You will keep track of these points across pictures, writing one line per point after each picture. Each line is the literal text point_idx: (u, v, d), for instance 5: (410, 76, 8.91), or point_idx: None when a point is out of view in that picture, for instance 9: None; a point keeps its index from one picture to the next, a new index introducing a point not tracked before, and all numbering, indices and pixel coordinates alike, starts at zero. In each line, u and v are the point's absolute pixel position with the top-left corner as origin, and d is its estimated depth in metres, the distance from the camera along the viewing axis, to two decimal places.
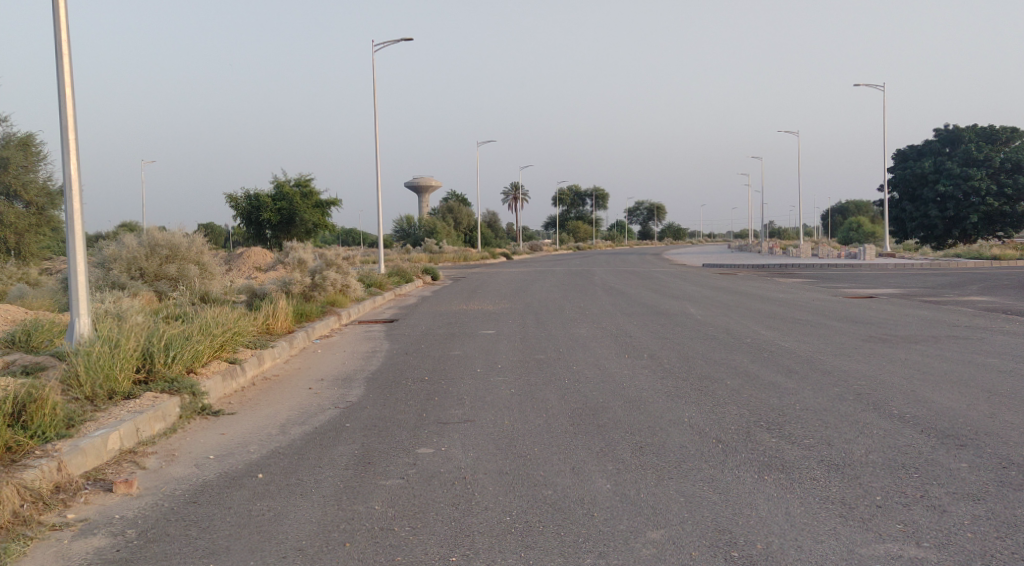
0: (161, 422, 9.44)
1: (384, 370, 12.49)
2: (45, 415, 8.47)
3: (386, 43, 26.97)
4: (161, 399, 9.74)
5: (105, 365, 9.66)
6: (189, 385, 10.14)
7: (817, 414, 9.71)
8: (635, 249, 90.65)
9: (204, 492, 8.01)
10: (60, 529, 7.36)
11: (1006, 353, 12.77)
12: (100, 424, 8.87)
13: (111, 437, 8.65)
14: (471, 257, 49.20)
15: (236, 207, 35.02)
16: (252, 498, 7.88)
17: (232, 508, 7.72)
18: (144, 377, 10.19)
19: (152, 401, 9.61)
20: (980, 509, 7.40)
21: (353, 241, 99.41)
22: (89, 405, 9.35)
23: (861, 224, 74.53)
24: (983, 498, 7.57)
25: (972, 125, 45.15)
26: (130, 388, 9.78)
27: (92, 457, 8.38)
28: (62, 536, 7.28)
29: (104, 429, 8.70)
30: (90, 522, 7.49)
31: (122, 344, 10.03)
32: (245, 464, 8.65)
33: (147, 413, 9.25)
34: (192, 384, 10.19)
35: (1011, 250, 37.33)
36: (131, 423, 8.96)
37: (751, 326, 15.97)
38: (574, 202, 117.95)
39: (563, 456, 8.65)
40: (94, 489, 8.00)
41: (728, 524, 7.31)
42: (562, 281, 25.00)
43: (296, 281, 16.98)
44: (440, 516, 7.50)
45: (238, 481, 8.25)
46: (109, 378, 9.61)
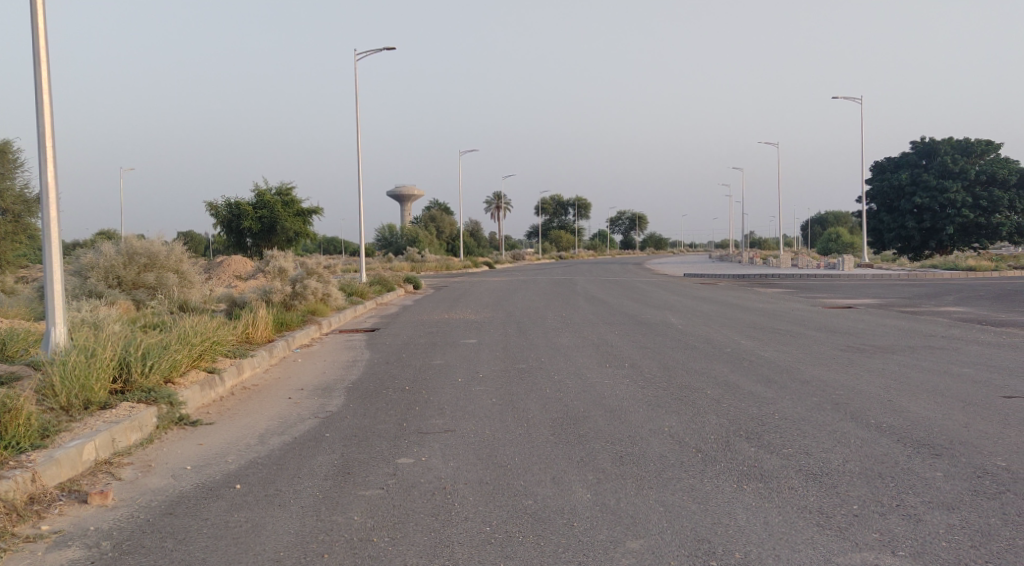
0: (138, 432, 9.33)
1: (365, 380, 12.42)
2: (19, 425, 8.37)
3: (368, 51, 27.27)
4: (138, 409, 9.63)
5: (81, 374, 9.49)
6: (167, 395, 10.04)
7: (796, 423, 9.77)
8: (622, 256, 91.14)
9: (180, 503, 7.92)
10: (34, 541, 7.26)
11: (980, 362, 12.94)
12: (74, 434, 8.74)
13: (86, 448, 8.54)
14: (455, 266, 49.21)
15: (216, 215, 34.81)
16: (229, 510, 7.80)
17: (209, 519, 7.63)
18: (121, 387, 10.03)
19: (128, 411, 9.49)
20: (955, 518, 7.43)
21: (336, 249, 99.18)
22: (64, 415, 9.18)
23: (840, 233, 74.93)
24: (958, 508, 7.60)
25: (948, 138, 45.52)
26: (105, 398, 9.63)
27: (67, 468, 8.26)
28: (36, 548, 7.18)
29: (79, 440, 8.57)
30: (65, 533, 7.39)
31: (99, 352, 9.88)
32: (223, 475, 8.53)
33: (123, 422, 9.15)
34: (170, 393, 10.09)
35: (971, 258, 40.00)
36: (107, 433, 8.86)
37: (731, 336, 16.03)
38: (561, 211, 118.59)
39: (542, 466, 8.61)
40: (69, 501, 7.89)
41: (707, 533, 7.31)
42: (541, 291, 25.04)
43: (278, 290, 17.01)
44: (419, 526, 7.47)
45: (215, 492, 8.16)
46: (85, 388, 9.46)
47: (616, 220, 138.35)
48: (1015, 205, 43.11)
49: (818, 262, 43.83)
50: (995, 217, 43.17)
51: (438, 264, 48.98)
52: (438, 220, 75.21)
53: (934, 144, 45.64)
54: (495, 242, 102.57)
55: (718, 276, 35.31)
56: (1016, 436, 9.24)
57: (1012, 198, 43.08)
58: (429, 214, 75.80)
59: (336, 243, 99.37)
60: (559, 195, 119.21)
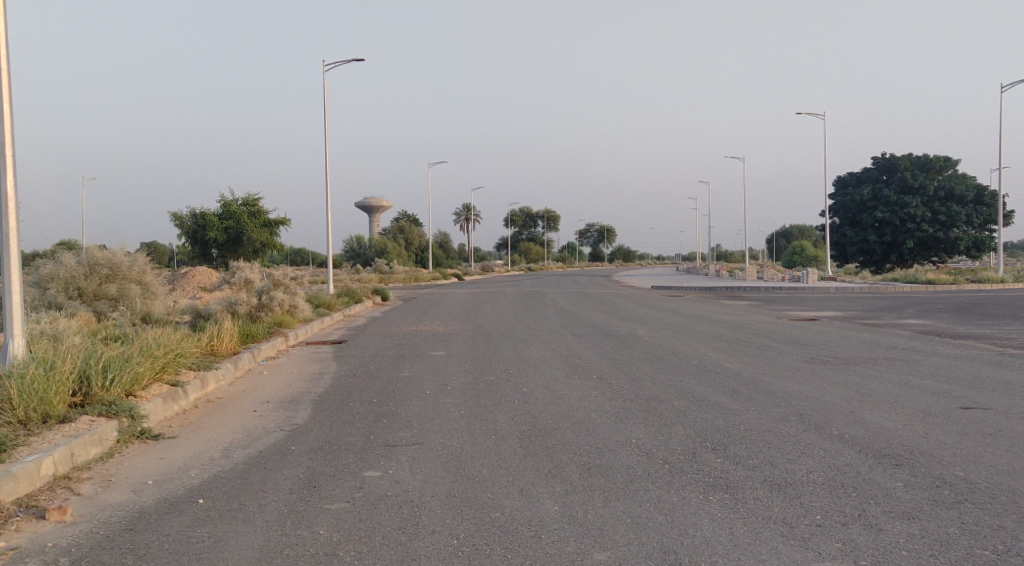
0: (97, 446, 8.97)
1: (331, 392, 12.18)
2: None
3: (339, 62, 27.14)
4: (98, 423, 9.25)
5: (40, 387, 9.15)
6: (128, 408, 9.64)
7: (761, 434, 9.58)
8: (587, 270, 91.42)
9: (141, 518, 7.70)
10: None
11: (941, 374, 12.94)
12: (33, 448, 8.45)
13: (44, 463, 8.24)
14: (422, 278, 49.13)
15: (180, 226, 34.48)
16: (191, 525, 7.59)
17: (170, 535, 7.44)
18: (80, 400, 9.63)
19: (88, 425, 9.12)
20: (915, 528, 7.29)
21: (302, 260, 98.71)
22: (22, 429, 8.84)
23: (801, 248, 75.25)
24: (918, 517, 7.45)
25: (908, 154, 46.33)
26: (65, 412, 9.26)
27: (24, 483, 7.99)
28: None
29: (37, 454, 8.29)
30: (21, 550, 7.17)
31: (58, 366, 9.50)
32: (185, 489, 8.28)
33: (83, 436, 8.81)
34: (132, 406, 9.69)
35: (946, 273, 39.25)
36: (66, 447, 8.54)
37: (698, 348, 16.03)
38: (526, 224, 118.83)
39: (512, 478, 8.44)
40: (26, 516, 7.63)
41: (674, 544, 7.18)
42: (512, 302, 24.92)
43: (242, 302, 16.74)
44: (386, 539, 7.33)
45: (177, 507, 7.92)
46: (43, 401, 9.10)
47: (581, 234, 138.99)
48: (973, 220, 44.19)
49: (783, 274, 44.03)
50: (953, 231, 44.15)
51: (404, 275, 48.80)
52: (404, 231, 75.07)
53: (895, 160, 46.42)
54: (462, 254, 102.61)
55: (685, 289, 35.55)
56: (976, 445, 9.01)
57: (970, 213, 44.15)
58: (395, 227, 75.65)
59: (303, 254, 98.95)
60: (526, 208, 119.98)
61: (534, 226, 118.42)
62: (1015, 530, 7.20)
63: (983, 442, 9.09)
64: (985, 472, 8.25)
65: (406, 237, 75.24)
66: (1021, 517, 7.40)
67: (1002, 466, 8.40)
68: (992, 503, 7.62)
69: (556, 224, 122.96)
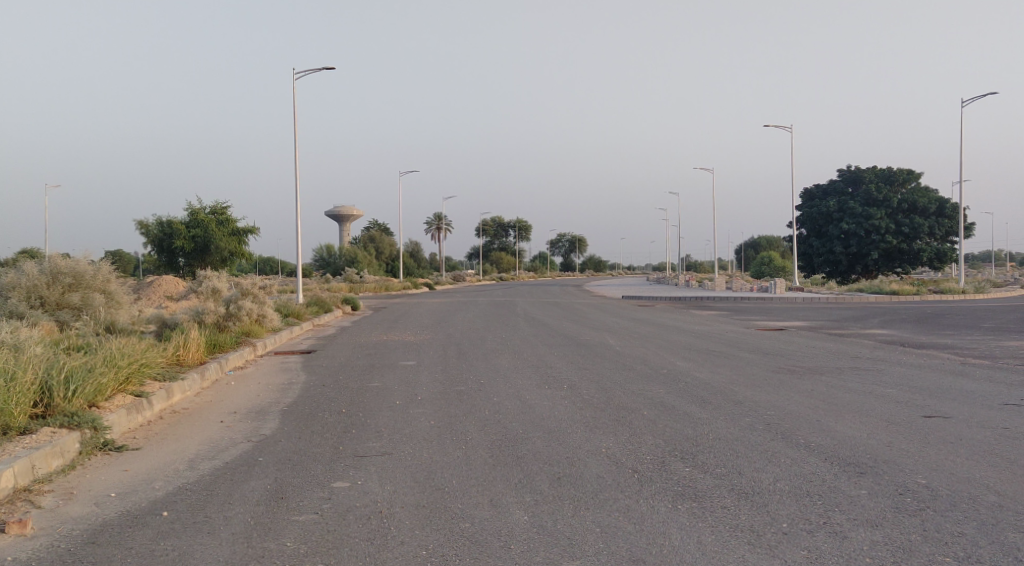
0: (59, 458, 8.84)
1: (300, 403, 12.07)
2: None
3: (308, 73, 25.91)
4: (60, 434, 9.12)
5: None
6: (91, 419, 9.51)
7: (729, 443, 9.61)
8: (558, 280, 91.63)
9: (104, 531, 7.60)
10: None
11: (905, 383, 13.06)
12: None
13: (4, 475, 8.12)
14: (392, 287, 48.98)
15: (146, 234, 34.15)
16: (155, 538, 7.51)
17: (133, 548, 7.34)
18: (42, 412, 9.50)
19: (49, 436, 8.99)
20: (878, 535, 7.34)
21: (272, 269, 98.01)
22: None
23: (769, 258, 75.70)
24: (881, 524, 7.50)
25: (873, 167, 46.97)
26: (26, 423, 9.13)
27: None
28: None
29: None
30: None
31: (18, 377, 9.36)
32: (149, 502, 8.18)
33: (44, 448, 8.68)
34: (94, 417, 9.56)
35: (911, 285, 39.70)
36: (26, 459, 8.41)
37: (667, 358, 16.08)
38: (498, 234, 118.90)
39: (481, 488, 8.40)
40: None
41: (643, 553, 7.18)
42: (484, 312, 24.85)
43: (209, 312, 16.60)
44: (354, 551, 7.28)
45: (140, 520, 7.82)
46: (3, 412, 8.96)
47: (553, 244, 139.24)
48: (935, 232, 44.70)
49: (754, 282, 49.06)
50: (916, 243, 44.63)
51: (374, 285, 48.64)
52: (374, 241, 74.87)
53: (860, 173, 46.98)
54: (434, 262, 102.48)
55: (655, 299, 35.73)
56: (937, 453, 9.09)
57: (932, 225, 44.67)
58: (365, 236, 75.43)
59: (272, 262, 98.44)
60: (497, 218, 120.12)
61: (505, 235, 118.44)
62: (975, 537, 7.26)
63: (945, 450, 9.17)
64: (947, 480, 8.32)
65: (377, 247, 75.03)
66: (981, 523, 7.47)
67: (962, 473, 8.48)
68: (954, 510, 7.68)
69: (528, 233, 123.18)
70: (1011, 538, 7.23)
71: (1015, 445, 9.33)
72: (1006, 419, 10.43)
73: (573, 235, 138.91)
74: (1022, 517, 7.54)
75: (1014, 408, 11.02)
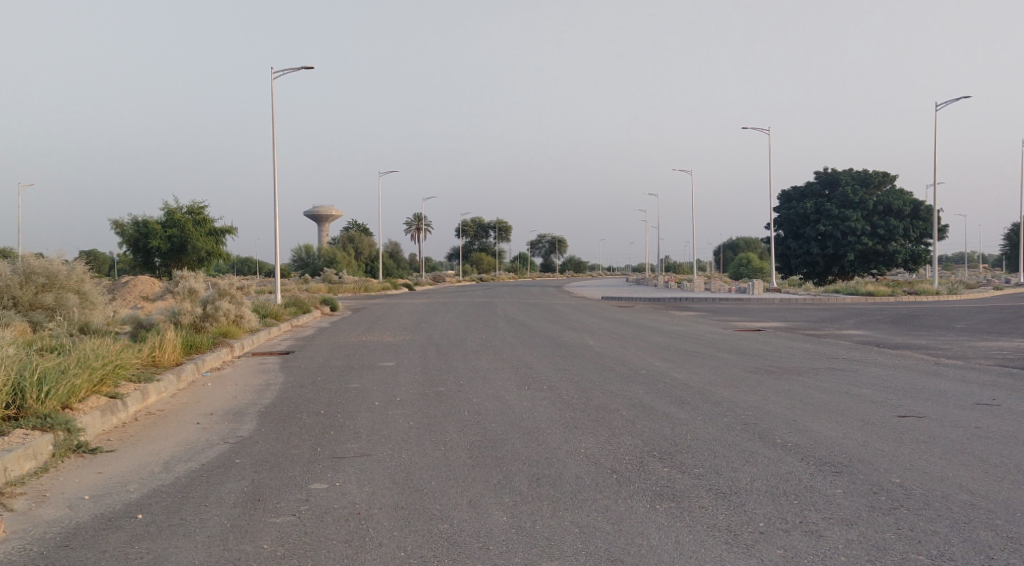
0: (32, 460, 8.76)
1: (277, 404, 12.02)
2: None
3: (283, 74, 25.67)
4: (33, 436, 9.03)
5: None
6: (64, 421, 9.43)
7: (707, 443, 9.64)
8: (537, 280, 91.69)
9: (77, 534, 7.54)
10: None
11: (881, 382, 13.15)
12: None
13: None
14: (371, 287, 48.85)
15: (122, 234, 33.92)
16: (129, 541, 7.45)
17: (107, 552, 7.28)
18: (14, 414, 9.41)
19: (21, 438, 8.91)
20: (853, 533, 7.37)
21: (250, 269, 97.56)
22: None
23: (747, 259, 76.07)
24: (856, 523, 7.54)
25: (849, 170, 47.29)
26: None
27: None
28: None
29: None
30: None
31: None
32: (123, 504, 8.12)
33: (17, 450, 8.60)
34: (68, 419, 9.48)
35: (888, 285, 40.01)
36: None
37: (646, 358, 16.12)
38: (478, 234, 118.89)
39: (460, 489, 8.39)
40: None
41: (621, 553, 7.19)
42: (464, 313, 24.84)
43: (186, 312, 16.51)
44: (332, 554, 7.24)
45: (114, 522, 7.76)
46: None
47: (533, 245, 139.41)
48: (909, 234, 45.10)
49: (727, 281, 51.56)
50: (891, 244, 45.02)
51: (353, 286, 48.49)
52: (353, 241, 74.72)
53: (836, 174, 47.27)
54: (414, 263, 102.35)
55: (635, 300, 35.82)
56: (911, 452, 9.15)
57: (906, 227, 45.07)
58: (345, 236, 75.25)
59: (251, 263, 98.01)
60: (477, 219, 120.15)
61: (485, 236, 118.41)
62: (948, 535, 7.30)
63: (920, 449, 9.24)
64: (920, 479, 8.38)
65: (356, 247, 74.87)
66: (953, 521, 7.52)
67: (936, 472, 8.54)
68: (927, 509, 7.73)
69: (507, 233, 123.25)
70: (984, 536, 7.28)
71: (988, 444, 9.41)
72: (979, 418, 10.52)
73: (553, 236, 139.07)
74: (994, 515, 7.60)
75: (986, 407, 11.11)
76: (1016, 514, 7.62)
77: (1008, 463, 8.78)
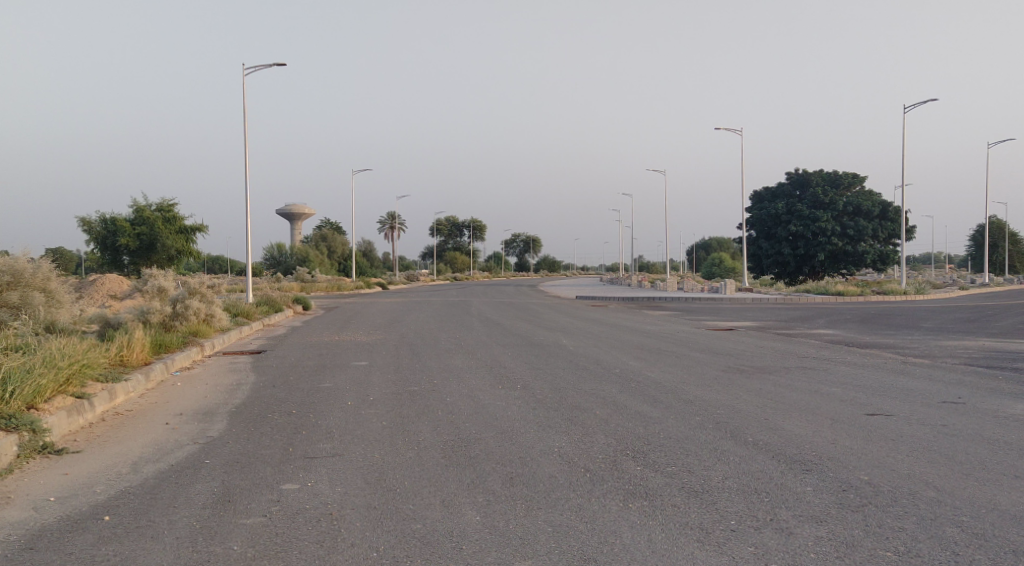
0: None
1: (248, 404, 11.93)
2: None
3: (258, 68, 25.24)
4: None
5: None
6: (29, 422, 9.31)
7: (678, 441, 9.67)
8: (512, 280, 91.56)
9: (41, 537, 7.45)
10: None
11: (850, 381, 13.24)
12: None
13: None
14: (344, 287, 48.65)
15: (89, 231, 33.56)
16: (96, 543, 7.37)
17: (73, 554, 7.21)
18: None
19: None
20: (822, 531, 7.41)
21: (221, 268, 96.80)
22: None
23: (720, 258, 76.46)
24: (826, 520, 7.58)
25: (820, 170, 47.58)
26: None
27: None
28: None
29: None
30: None
31: None
32: (90, 506, 8.03)
33: None
34: (33, 419, 9.36)
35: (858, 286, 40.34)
36: None
37: (619, 357, 16.14)
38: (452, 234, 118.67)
39: (433, 489, 8.36)
40: None
41: (594, 552, 7.19)
42: (438, 313, 24.78)
43: (154, 311, 16.40)
44: (303, 554, 7.20)
45: (81, 524, 7.68)
46: None
47: (509, 245, 139.41)
48: (879, 235, 45.49)
49: (702, 282, 51.66)
50: (861, 245, 45.39)
51: (326, 285, 48.21)
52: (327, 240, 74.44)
53: (807, 175, 47.57)
54: (388, 262, 102.07)
55: (609, 299, 35.84)
56: (880, 449, 9.23)
57: (876, 227, 45.48)
58: (318, 235, 74.92)
59: (222, 261, 97.33)
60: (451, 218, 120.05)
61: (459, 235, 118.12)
62: (914, 532, 7.36)
63: (887, 447, 9.31)
64: (888, 476, 8.44)
65: (329, 246, 74.58)
66: (921, 518, 7.57)
67: (902, 469, 8.60)
68: (894, 505, 7.79)
69: (483, 232, 123.12)
70: (950, 532, 7.35)
71: (955, 441, 9.49)
72: (945, 416, 10.62)
73: (527, 236, 139.13)
74: (959, 511, 7.67)
75: (953, 406, 11.19)
76: (981, 510, 7.69)
77: (974, 460, 8.86)
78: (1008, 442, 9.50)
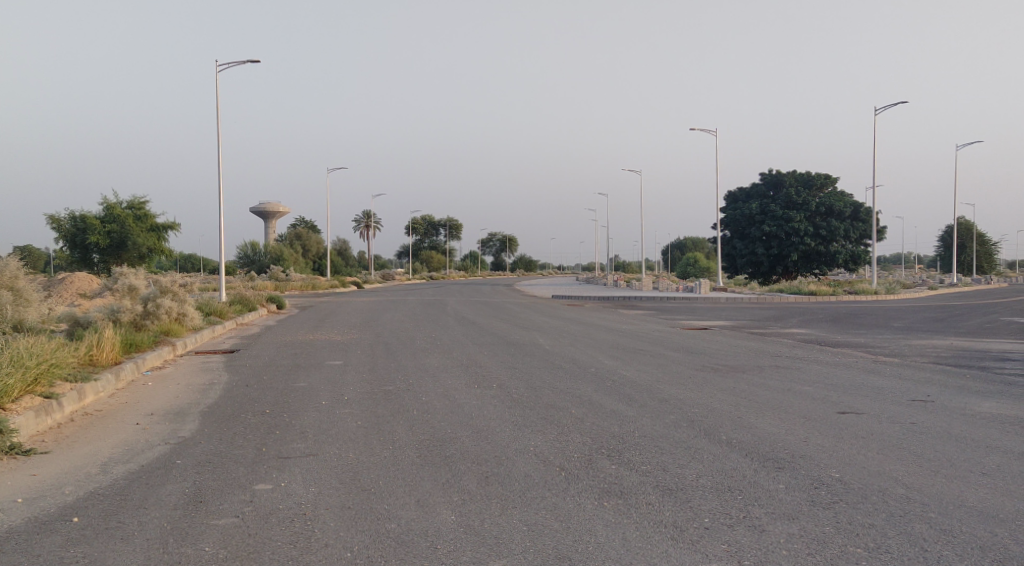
0: None
1: (221, 404, 11.83)
2: None
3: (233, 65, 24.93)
4: None
5: None
6: None
7: (653, 440, 9.68)
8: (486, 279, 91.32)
9: (9, 539, 7.38)
10: None
11: (823, 380, 13.28)
12: None
13: None
14: (318, 286, 48.30)
15: (58, 229, 33.19)
16: (65, 545, 7.30)
17: (40, 556, 7.13)
18: None
19: None
20: (795, 528, 7.44)
21: (193, 266, 96.02)
22: None
23: (694, 258, 76.62)
24: (798, 517, 7.61)
25: (793, 171, 47.86)
26: None
27: None
28: None
29: None
30: None
31: None
32: (59, 507, 7.96)
33: None
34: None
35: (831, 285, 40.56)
36: None
37: (594, 357, 16.12)
38: (427, 232, 118.34)
39: (408, 489, 8.32)
40: None
41: (569, 551, 7.18)
42: (414, 311, 24.67)
43: (125, 310, 16.25)
44: (277, 555, 7.17)
45: (49, 525, 7.61)
46: None
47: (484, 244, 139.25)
48: (850, 235, 45.79)
49: (678, 282, 51.03)
50: (833, 245, 45.69)
51: (300, 283, 47.83)
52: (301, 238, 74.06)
53: (780, 176, 47.85)
54: (363, 262, 101.61)
55: (584, 299, 35.82)
56: (852, 447, 9.27)
57: (848, 228, 45.79)
58: (292, 233, 74.55)
59: (195, 261, 96.61)
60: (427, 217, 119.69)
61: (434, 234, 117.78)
62: (884, 528, 7.40)
63: (859, 445, 9.36)
64: (859, 474, 8.48)
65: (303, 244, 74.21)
66: (890, 515, 7.62)
67: (873, 467, 8.65)
68: (864, 503, 7.84)
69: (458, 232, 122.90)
70: (918, 528, 7.40)
71: (925, 439, 9.55)
72: (915, 415, 10.67)
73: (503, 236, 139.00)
74: (928, 508, 7.73)
75: (921, 404, 11.25)
76: (949, 507, 7.75)
77: (942, 457, 8.93)
78: (976, 439, 9.56)
